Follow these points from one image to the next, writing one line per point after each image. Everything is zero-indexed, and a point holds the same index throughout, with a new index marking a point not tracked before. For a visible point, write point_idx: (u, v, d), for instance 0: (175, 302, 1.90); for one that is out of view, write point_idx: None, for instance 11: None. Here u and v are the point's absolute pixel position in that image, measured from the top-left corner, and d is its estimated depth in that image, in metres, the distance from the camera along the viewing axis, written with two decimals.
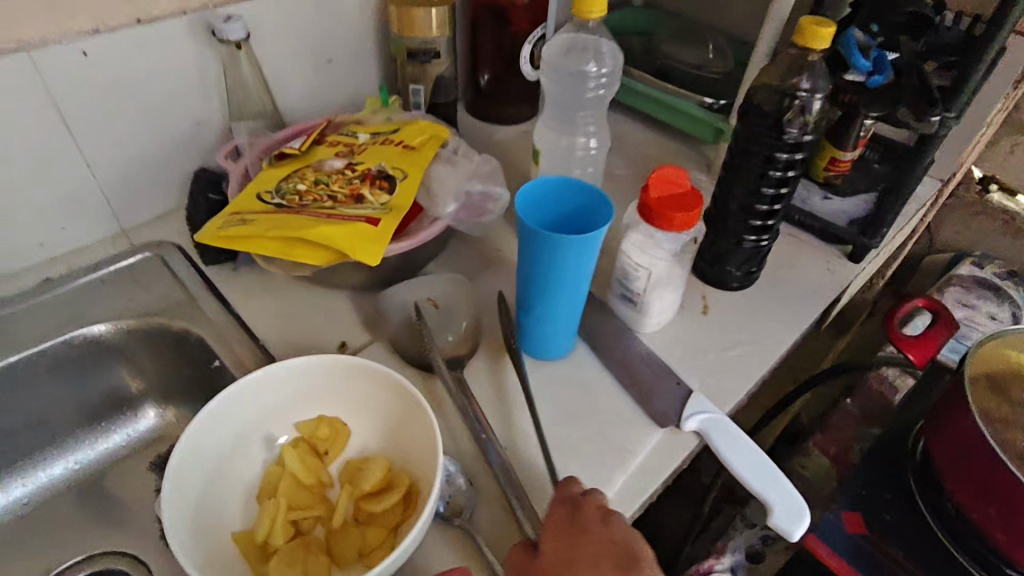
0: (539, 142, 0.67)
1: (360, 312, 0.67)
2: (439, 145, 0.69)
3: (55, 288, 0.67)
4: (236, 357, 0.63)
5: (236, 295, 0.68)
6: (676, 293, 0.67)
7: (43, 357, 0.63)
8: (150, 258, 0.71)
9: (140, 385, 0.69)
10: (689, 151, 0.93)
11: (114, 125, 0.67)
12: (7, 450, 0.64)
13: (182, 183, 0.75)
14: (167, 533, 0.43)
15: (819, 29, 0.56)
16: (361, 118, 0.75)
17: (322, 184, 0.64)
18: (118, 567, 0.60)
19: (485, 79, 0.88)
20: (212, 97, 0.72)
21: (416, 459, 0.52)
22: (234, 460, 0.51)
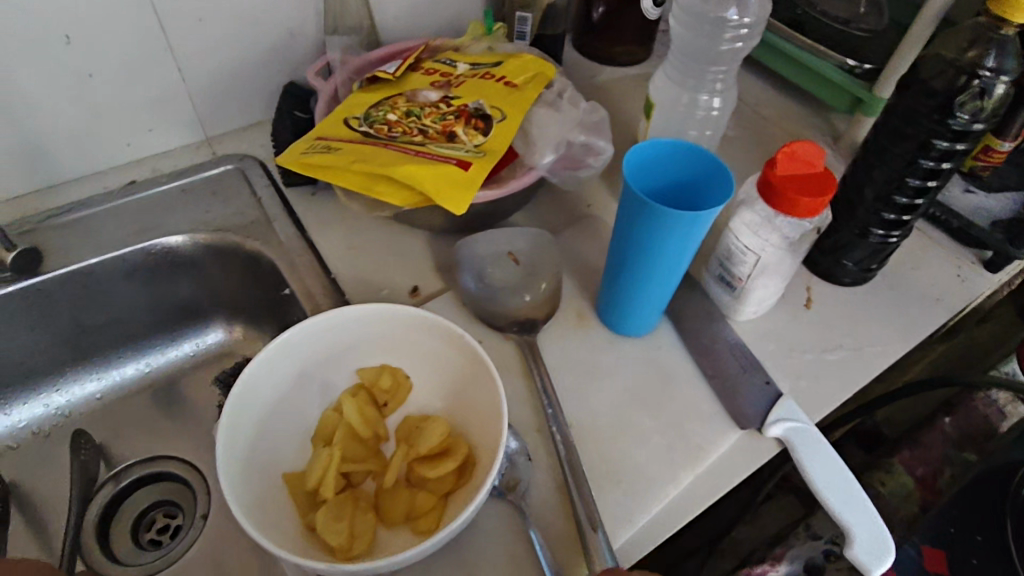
0: (654, 94, 0.60)
1: (435, 257, 0.63)
2: (543, 86, 0.63)
3: (139, 191, 0.66)
4: (305, 288, 0.61)
5: (311, 221, 0.65)
6: (781, 283, 0.60)
7: (122, 263, 0.63)
8: (231, 171, 0.69)
9: (211, 300, 0.68)
10: (816, 118, 0.83)
11: (207, 28, 0.63)
12: (84, 346, 0.65)
13: (270, 96, 0.72)
14: (223, 471, 0.40)
15: None
16: (461, 44, 0.69)
17: (413, 116, 0.59)
18: (176, 473, 0.63)
19: (599, 12, 0.79)
20: (308, 6, 0.67)
21: (477, 428, 0.48)
22: (291, 401, 0.49)
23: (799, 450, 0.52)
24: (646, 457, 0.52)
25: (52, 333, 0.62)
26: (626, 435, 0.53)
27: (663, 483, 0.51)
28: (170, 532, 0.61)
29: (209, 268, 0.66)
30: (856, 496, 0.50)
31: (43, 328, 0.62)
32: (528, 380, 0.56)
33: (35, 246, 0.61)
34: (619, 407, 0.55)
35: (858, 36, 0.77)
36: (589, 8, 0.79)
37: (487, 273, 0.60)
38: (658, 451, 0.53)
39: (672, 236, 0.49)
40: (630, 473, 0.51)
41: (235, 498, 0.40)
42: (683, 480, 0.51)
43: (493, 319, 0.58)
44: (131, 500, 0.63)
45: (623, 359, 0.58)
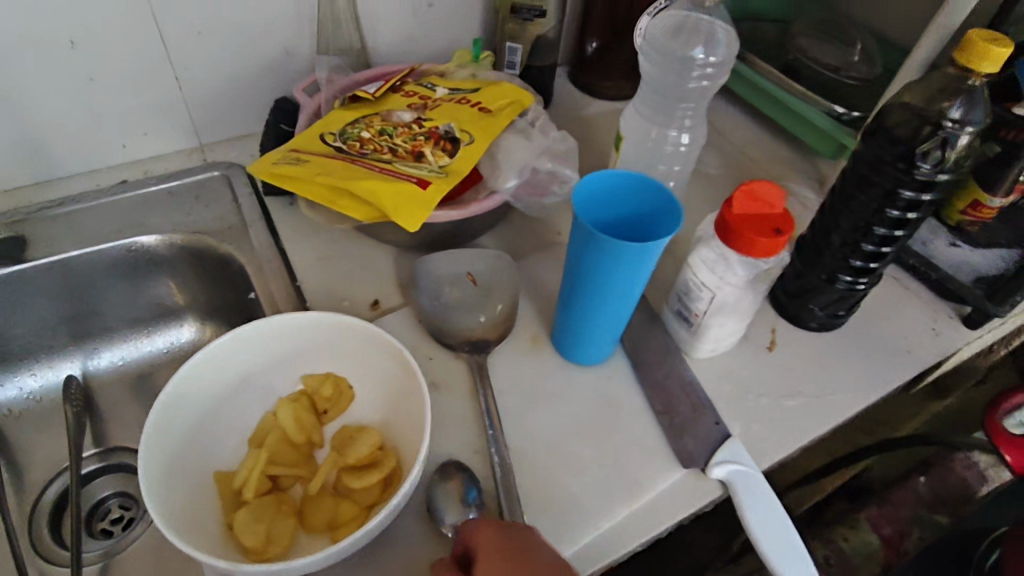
0: (624, 128, 0.60)
1: (399, 273, 0.65)
2: (517, 113, 0.64)
3: (127, 191, 0.69)
4: (269, 293, 0.62)
5: (285, 229, 0.67)
6: (740, 323, 0.59)
7: (102, 256, 0.65)
8: (217, 177, 0.72)
9: (184, 299, 0.70)
10: (803, 162, 0.83)
11: (206, 43, 0.67)
12: (59, 335, 0.67)
13: (263, 108, 0.75)
14: (143, 463, 0.41)
15: (990, 48, 0.46)
16: (446, 70, 0.71)
17: (385, 135, 0.61)
18: (128, 462, 0.66)
19: (593, 47, 0.84)
20: (303, 25, 0.71)
21: (409, 442, 0.48)
22: (231, 401, 0.50)
23: (739, 493, 0.51)
24: (582, 488, 0.52)
25: (30, 320, 0.65)
26: (564, 465, 0.53)
27: (596, 515, 0.50)
28: (123, 523, 0.63)
29: (184, 268, 0.68)
30: (793, 547, 0.48)
31: (22, 314, 0.64)
32: (473, 399, 0.56)
33: (21, 236, 0.64)
34: (561, 434, 0.55)
35: (848, 84, 0.78)
36: (584, 43, 0.84)
37: (445, 291, 0.61)
38: (595, 483, 0.52)
39: (618, 267, 0.49)
40: (563, 502, 0.51)
41: (154, 492, 0.41)
42: (616, 514, 0.51)
43: (445, 336, 0.58)
44: (87, 489, 0.64)
45: (572, 387, 0.58)
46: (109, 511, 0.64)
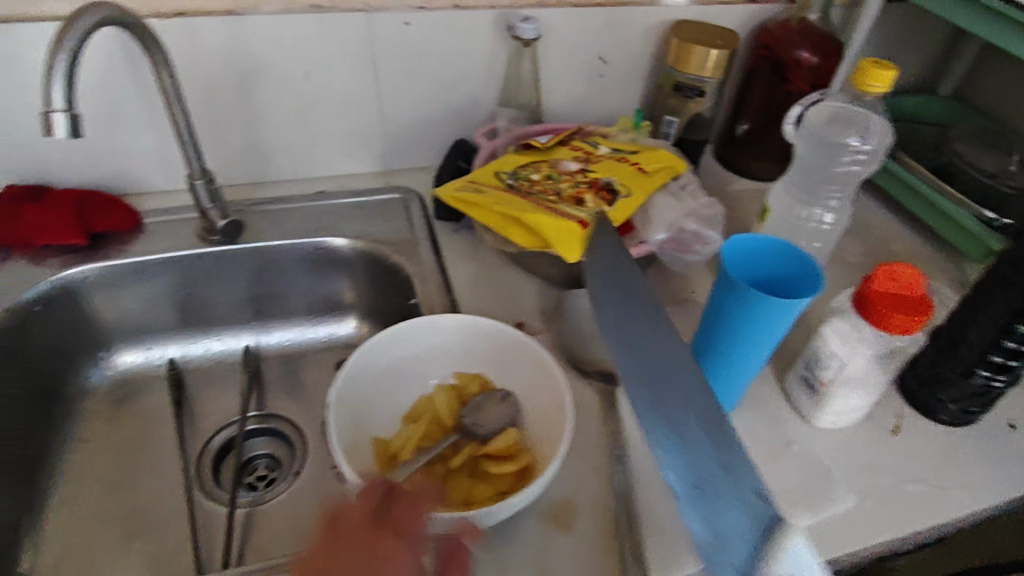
0: (771, 202, 0.65)
1: (542, 302, 0.72)
2: (670, 177, 0.71)
3: (324, 199, 0.82)
4: (429, 300, 0.71)
5: (448, 249, 0.77)
6: (866, 400, 0.61)
7: (295, 250, 0.76)
8: (396, 200, 0.83)
9: (352, 297, 0.80)
10: (945, 262, 0.83)
11: (409, 86, 0.80)
12: (249, 310, 0.79)
13: (443, 146, 0.87)
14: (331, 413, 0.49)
15: None
16: (609, 133, 0.79)
17: (552, 179, 0.69)
18: (278, 427, 0.75)
19: (743, 129, 0.91)
20: (491, 80, 0.82)
21: (542, 445, 0.54)
22: (395, 381, 0.58)
23: None
24: None
25: (230, 292, 0.78)
26: None
27: None
28: (265, 481, 0.72)
29: (356, 271, 0.79)
30: None
31: (226, 286, 0.77)
32: (599, 422, 0.61)
33: (243, 222, 0.77)
34: None
35: (1004, 190, 0.79)
36: (734, 124, 0.92)
37: (585, 324, 0.67)
38: None
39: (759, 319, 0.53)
40: None
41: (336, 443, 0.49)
42: None
43: (579, 363, 0.64)
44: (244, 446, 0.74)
45: None
46: (254, 468, 0.73)
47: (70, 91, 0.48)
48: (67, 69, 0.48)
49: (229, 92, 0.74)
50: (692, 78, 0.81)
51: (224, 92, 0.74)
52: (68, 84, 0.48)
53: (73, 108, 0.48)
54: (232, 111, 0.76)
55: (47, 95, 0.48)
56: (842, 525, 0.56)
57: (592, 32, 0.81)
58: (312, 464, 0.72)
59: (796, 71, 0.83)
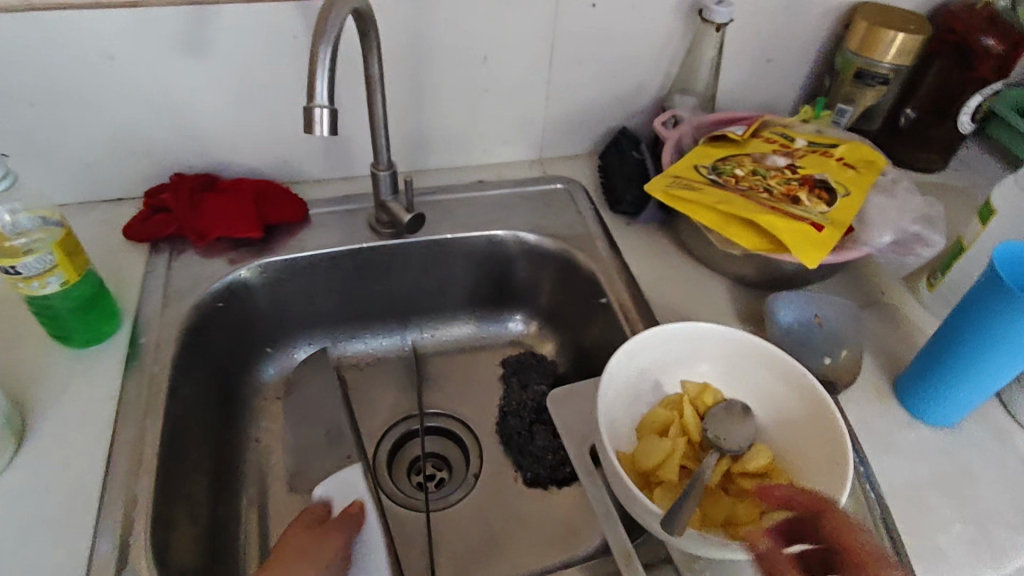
0: (998, 199, 0.62)
1: (737, 304, 0.68)
2: (877, 173, 0.67)
3: (486, 189, 0.78)
4: (620, 300, 0.68)
5: (625, 245, 0.73)
6: None
7: (466, 244, 0.73)
8: (560, 189, 0.79)
9: (520, 294, 0.78)
10: None
11: (580, 70, 0.75)
12: (414, 305, 0.77)
13: (601, 134, 0.83)
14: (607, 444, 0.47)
15: None
16: (792, 123, 0.75)
17: (759, 175, 0.65)
18: (448, 426, 0.73)
19: (908, 116, 0.86)
20: (661, 66, 0.77)
21: (800, 463, 0.51)
22: (630, 391, 0.55)
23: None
24: (950, 543, 0.52)
25: (397, 287, 0.75)
26: (927, 517, 0.54)
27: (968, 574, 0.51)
28: (436, 481, 0.70)
29: (525, 266, 0.75)
30: None
31: (393, 282, 0.75)
32: None
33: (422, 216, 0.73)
34: (916, 486, 0.56)
35: None
36: (898, 111, 0.86)
37: (795, 329, 0.64)
38: (962, 543, 0.53)
39: None
40: (932, 552, 0.52)
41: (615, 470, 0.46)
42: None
43: None
44: (407, 447, 0.72)
45: (922, 445, 0.59)
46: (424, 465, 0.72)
47: (332, 86, 0.47)
48: (330, 62, 0.47)
49: (402, 77, 0.70)
50: (872, 62, 0.76)
51: (397, 76, 0.70)
52: (330, 78, 0.47)
53: (334, 103, 0.47)
54: (401, 99, 0.72)
55: (311, 90, 0.46)
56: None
57: (772, 14, 0.76)
58: (493, 466, 0.69)
59: (984, 58, 0.79)
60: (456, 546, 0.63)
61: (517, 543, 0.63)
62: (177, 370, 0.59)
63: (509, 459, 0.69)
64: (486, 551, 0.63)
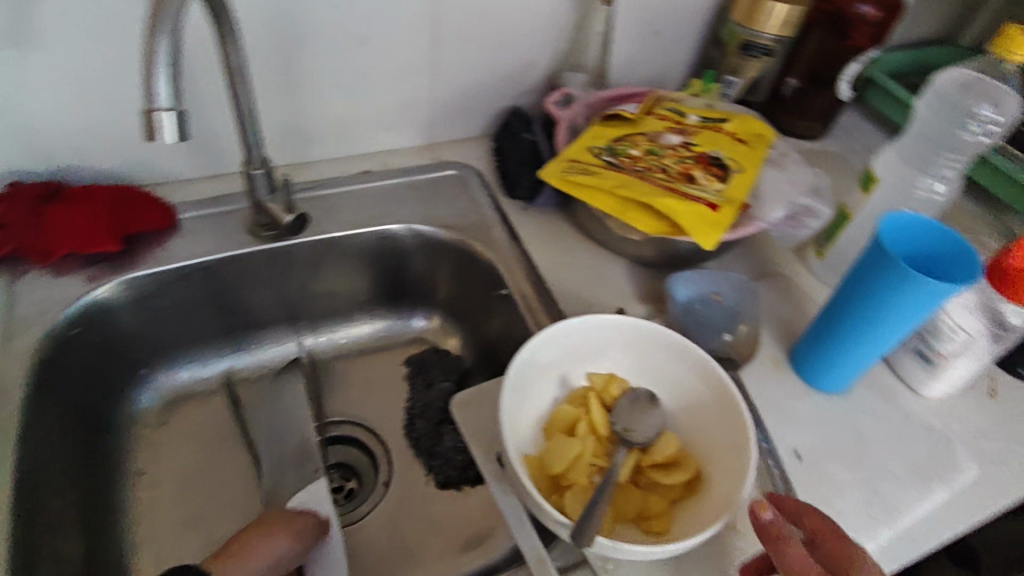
0: (878, 167, 0.64)
1: (639, 285, 0.68)
2: (767, 147, 0.67)
3: (375, 179, 0.73)
4: (521, 290, 0.65)
5: (524, 232, 0.71)
6: (980, 369, 0.62)
7: (356, 241, 0.68)
8: (453, 175, 0.75)
9: (420, 289, 0.74)
10: (992, 217, 0.85)
11: (467, 50, 0.71)
12: (306, 309, 0.72)
13: (493, 115, 0.79)
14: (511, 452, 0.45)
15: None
16: (682, 97, 0.74)
17: (654, 154, 0.64)
18: (353, 434, 0.69)
19: (791, 85, 0.88)
20: (550, 42, 0.74)
21: (706, 448, 0.51)
22: (534, 390, 0.52)
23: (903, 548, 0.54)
24: (847, 508, 0.54)
25: (285, 291, 0.69)
26: (826, 484, 0.56)
27: (865, 535, 0.53)
28: (345, 493, 0.65)
29: (422, 260, 0.72)
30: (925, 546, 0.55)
31: (280, 286, 0.69)
32: None
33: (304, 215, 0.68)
34: (813, 454, 0.57)
35: None
36: (781, 82, 0.87)
37: (697, 307, 0.64)
38: (858, 505, 0.55)
39: (914, 300, 0.52)
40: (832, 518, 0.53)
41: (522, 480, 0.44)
42: (881, 536, 0.53)
43: None
44: None
45: (817, 412, 0.61)
46: (330, 477, 0.66)
47: (173, 85, 0.41)
48: (169, 58, 0.40)
49: (269, 63, 0.64)
50: (755, 33, 0.76)
51: (264, 61, 0.63)
52: (171, 76, 0.40)
53: (179, 105, 0.41)
54: (273, 87, 0.65)
55: (148, 93, 0.40)
56: (973, 490, 0.58)
57: None
58: (403, 472, 0.66)
59: (858, 26, 0.81)
60: (367, 564, 0.60)
61: (431, 553, 0.61)
62: (28, 413, 0.52)
63: (419, 463, 0.66)
64: (400, 563, 0.60)
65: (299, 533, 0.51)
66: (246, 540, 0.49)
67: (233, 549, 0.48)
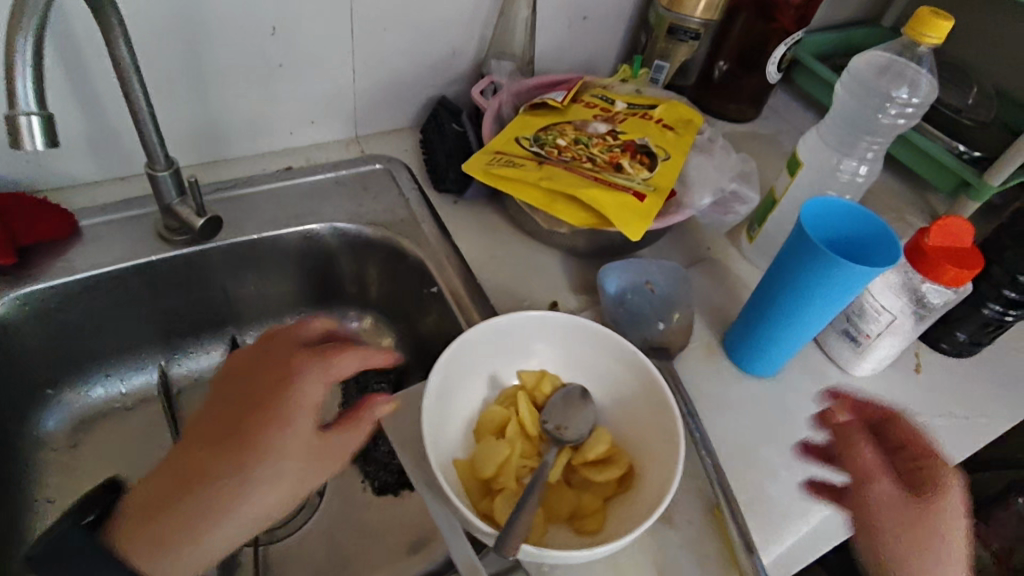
0: (802, 150, 0.64)
1: (572, 277, 0.67)
2: (695, 133, 0.67)
3: (296, 176, 0.70)
4: (452, 287, 0.64)
5: (455, 226, 0.69)
6: (903, 346, 0.63)
7: (277, 242, 0.65)
8: (379, 169, 0.73)
9: (346, 287, 0.71)
10: (914, 194, 0.87)
11: (387, 38, 0.68)
12: (228, 315, 0.68)
13: (421, 106, 0.77)
14: (433, 461, 0.43)
15: (934, 20, 0.54)
16: (609, 83, 0.74)
17: (581, 143, 0.63)
18: None
19: (721, 68, 0.88)
20: (474, 29, 0.72)
21: (638, 443, 0.50)
22: (463, 393, 0.51)
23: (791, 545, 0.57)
24: (779, 491, 0.55)
25: (200, 299, 0.66)
26: (759, 469, 0.56)
27: (797, 517, 0.54)
28: None
29: (351, 257, 0.69)
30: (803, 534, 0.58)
31: (196, 294, 0.65)
32: None
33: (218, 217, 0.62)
34: (746, 440, 0.58)
35: (966, 124, 0.82)
36: (711, 66, 0.89)
37: (628, 298, 0.63)
38: (790, 488, 0.55)
39: (840, 284, 0.52)
40: (764, 503, 0.54)
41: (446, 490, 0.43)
42: (813, 517, 0.54)
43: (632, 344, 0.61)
44: None
45: (749, 397, 0.61)
46: None
47: (40, 85, 0.38)
48: (33, 57, 0.38)
49: (172, 57, 0.59)
50: (683, 17, 0.75)
51: (166, 56, 0.59)
52: (36, 82, 0.38)
53: (46, 109, 0.38)
54: (177, 81, 0.61)
55: (9, 96, 0.38)
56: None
57: None
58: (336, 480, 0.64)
59: (783, 9, 0.81)
60: None
61: (368, 563, 0.59)
62: None
63: (354, 470, 0.64)
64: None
65: (289, 503, 0.45)
66: (224, 501, 0.43)
67: (206, 524, 0.42)
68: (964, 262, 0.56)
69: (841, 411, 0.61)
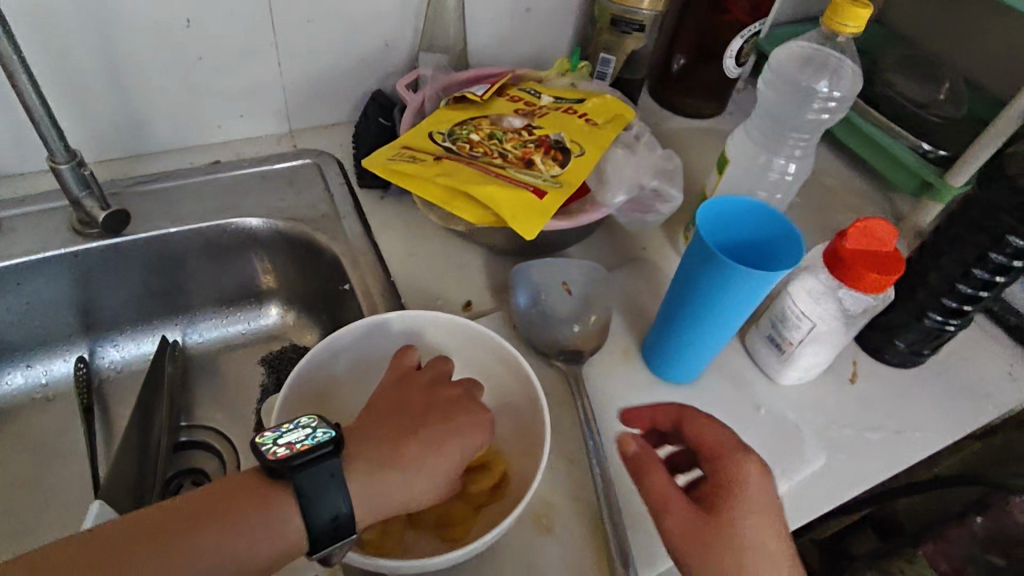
0: (731, 149, 0.61)
1: (492, 277, 0.65)
2: (621, 128, 0.65)
3: (223, 170, 0.70)
4: (363, 284, 0.63)
5: (376, 222, 0.68)
6: (830, 354, 0.60)
7: (197, 235, 0.66)
8: (308, 164, 0.72)
9: (270, 281, 0.71)
10: (878, 195, 0.83)
11: (312, 32, 0.67)
12: (152, 307, 0.69)
13: (357, 100, 0.76)
14: None
15: (853, 9, 0.51)
16: (544, 77, 0.72)
17: (495, 139, 0.61)
18: (202, 439, 0.65)
19: (679, 63, 0.85)
20: (406, 21, 0.71)
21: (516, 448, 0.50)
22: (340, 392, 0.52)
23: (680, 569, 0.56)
24: None
25: (120, 291, 0.66)
26: None
27: None
28: None
29: (273, 252, 0.69)
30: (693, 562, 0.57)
31: (115, 286, 0.66)
32: (570, 410, 0.57)
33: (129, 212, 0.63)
34: None
35: (932, 120, 0.77)
36: (671, 59, 0.86)
37: (541, 300, 0.62)
38: None
39: (738, 290, 0.49)
40: None
41: None
42: None
43: (541, 346, 0.59)
44: None
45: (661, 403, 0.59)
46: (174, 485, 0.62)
47: None
48: None
49: (85, 51, 0.60)
50: (629, 10, 0.72)
51: (78, 50, 0.59)
52: None
53: None
54: (93, 74, 0.61)
55: None
56: (816, 482, 0.56)
57: None
58: None
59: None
60: None
61: None
62: None
63: None
64: None
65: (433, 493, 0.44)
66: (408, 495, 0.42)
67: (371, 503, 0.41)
68: (889, 264, 0.52)
69: (630, 442, 0.49)
